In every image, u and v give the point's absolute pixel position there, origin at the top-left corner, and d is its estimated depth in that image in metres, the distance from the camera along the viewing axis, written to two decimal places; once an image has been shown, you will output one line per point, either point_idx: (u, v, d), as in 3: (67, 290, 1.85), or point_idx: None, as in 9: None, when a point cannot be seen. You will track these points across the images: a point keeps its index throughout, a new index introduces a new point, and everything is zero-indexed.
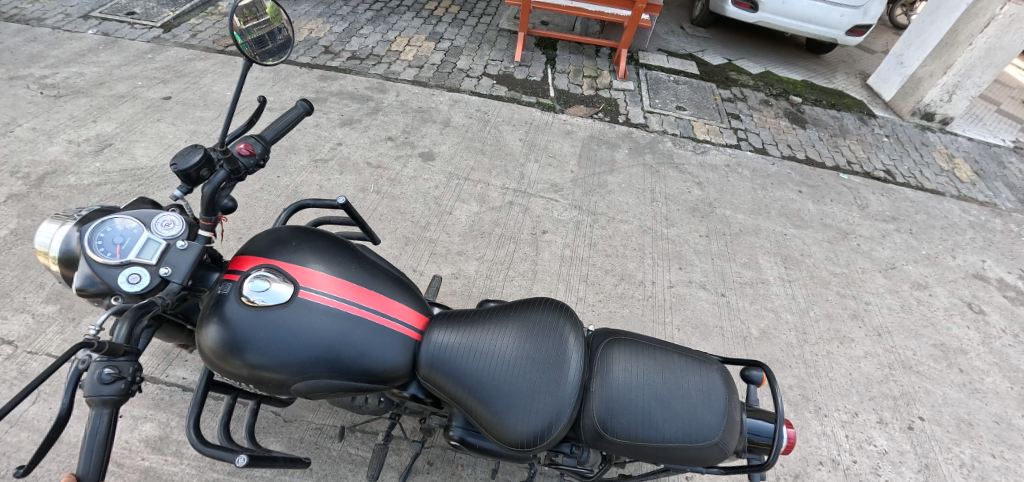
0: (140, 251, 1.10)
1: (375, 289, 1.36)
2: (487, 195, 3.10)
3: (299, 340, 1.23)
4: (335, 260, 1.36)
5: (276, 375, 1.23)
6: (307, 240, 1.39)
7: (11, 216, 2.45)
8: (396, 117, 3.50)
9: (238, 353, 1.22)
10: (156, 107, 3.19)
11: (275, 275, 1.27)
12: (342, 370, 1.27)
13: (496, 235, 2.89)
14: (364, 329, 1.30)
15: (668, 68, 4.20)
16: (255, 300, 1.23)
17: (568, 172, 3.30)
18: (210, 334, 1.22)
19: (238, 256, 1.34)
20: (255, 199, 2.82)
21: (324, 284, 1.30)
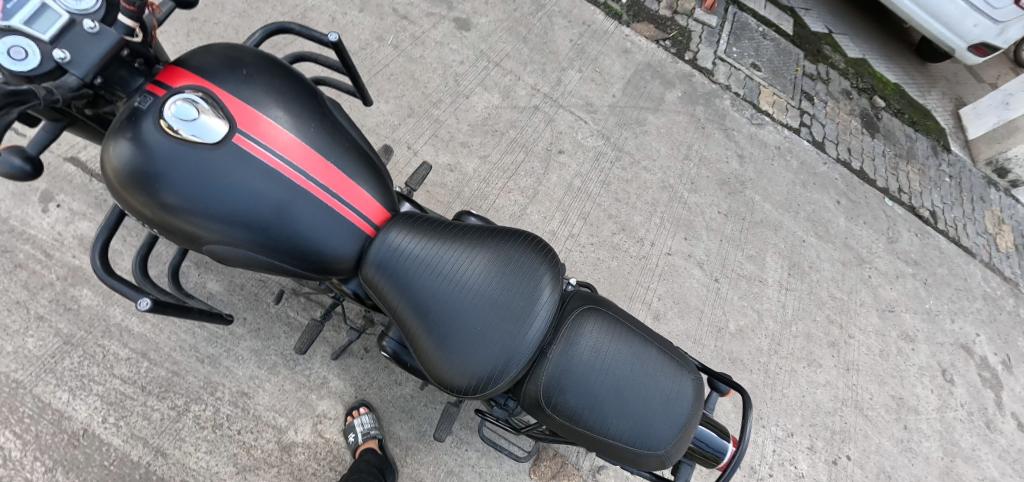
0: (33, 23, 1.02)
1: (330, 161, 1.21)
2: (513, 90, 2.78)
3: (227, 192, 1.09)
4: (293, 110, 1.20)
5: (200, 226, 1.11)
6: (274, 84, 1.22)
7: None
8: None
9: (154, 185, 1.08)
10: None
11: (214, 108, 1.11)
12: (270, 240, 1.14)
13: (508, 138, 2.64)
14: (305, 201, 1.16)
15: (761, 16, 3.64)
16: (180, 128, 1.08)
17: (610, 96, 2.95)
18: (126, 154, 1.08)
19: (172, 67, 1.18)
20: (256, 11, 2.49)
21: (274, 139, 1.15)
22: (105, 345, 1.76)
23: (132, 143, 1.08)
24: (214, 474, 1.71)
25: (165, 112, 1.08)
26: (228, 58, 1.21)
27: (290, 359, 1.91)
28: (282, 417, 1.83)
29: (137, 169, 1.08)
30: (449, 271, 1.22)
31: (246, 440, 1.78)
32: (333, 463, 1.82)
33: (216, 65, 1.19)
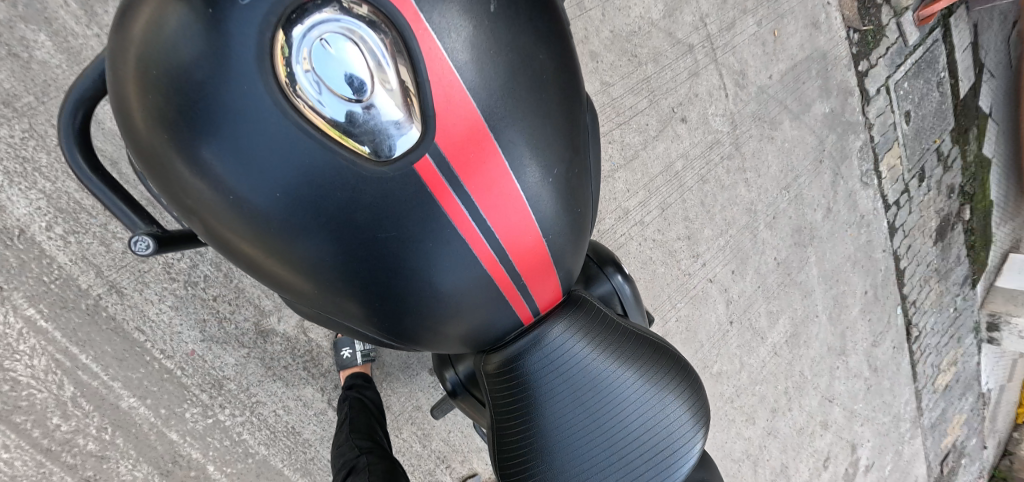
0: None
1: (525, 202, 0.66)
2: (680, 15, 2.25)
3: (340, 217, 0.56)
4: (515, 84, 0.60)
5: (284, 251, 0.60)
6: (512, 25, 0.60)
7: None
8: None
9: (211, 148, 0.52)
10: None
11: (400, 63, 0.52)
12: (377, 297, 0.66)
13: (644, 73, 2.16)
14: (463, 266, 0.65)
15: (951, 60, 3.11)
16: (314, 82, 0.49)
17: (768, 75, 2.50)
18: (173, 58, 0.51)
19: None
20: None
21: (473, 155, 0.58)
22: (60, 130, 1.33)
23: (187, 44, 0.50)
24: (174, 335, 1.47)
25: (299, 33, 0.49)
26: None
27: None
28: (268, 300, 1.59)
29: (186, 104, 0.51)
30: (580, 397, 0.88)
31: (220, 311, 1.52)
32: (307, 364, 1.65)
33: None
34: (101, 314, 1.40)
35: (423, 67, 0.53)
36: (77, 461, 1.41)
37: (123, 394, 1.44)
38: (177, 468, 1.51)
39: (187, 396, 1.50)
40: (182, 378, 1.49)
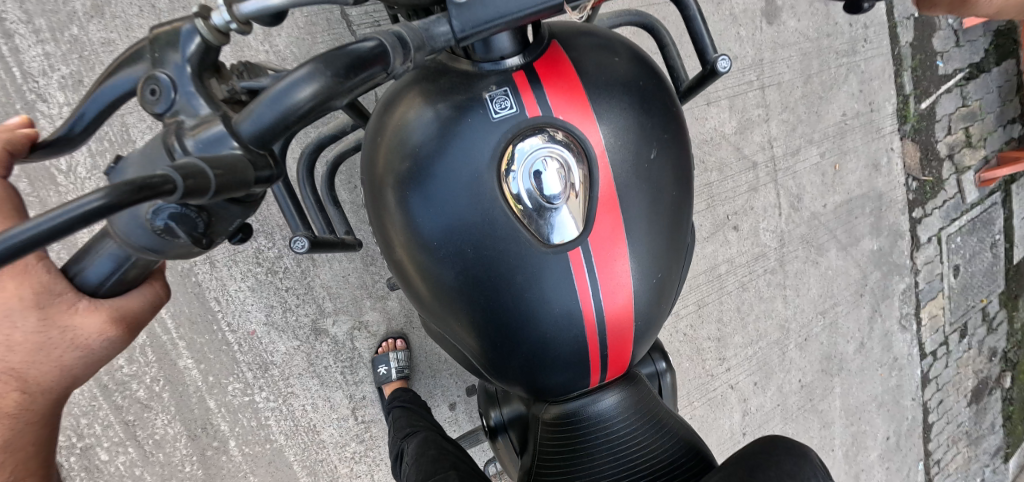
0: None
1: (625, 282, 0.99)
2: (750, 130, 2.48)
3: (480, 248, 0.92)
4: (651, 212, 0.98)
5: (439, 264, 0.96)
6: (658, 173, 0.99)
7: None
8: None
9: (421, 194, 0.94)
10: None
11: (581, 167, 0.89)
12: (484, 310, 0.98)
13: (706, 178, 2.41)
14: (558, 305, 0.96)
15: (1011, 226, 3.16)
16: (514, 174, 0.88)
17: (822, 203, 2.64)
18: (417, 142, 0.95)
19: (567, 76, 0.94)
20: None
21: (605, 240, 0.94)
22: None
23: (428, 137, 0.94)
24: (245, 312, 1.85)
25: (519, 147, 0.88)
26: (650, 129, 0.98)
27: None
28: (327, 301, 1.97)
29: (419, 168, 0.94)
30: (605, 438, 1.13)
31: (287, 300, 1.91)
32: (342, 366, 2.00)
33: (619, 102, 0.96)
34: (191, 280, 1.79)
35: (594, 181, 0.90)
36: (123, 404, 1.73)
37: (184, 355, 1.78)
38: (204, 435, 1.82)
39: (236, 370, 1.86)
40: (237, 353, 1.85)
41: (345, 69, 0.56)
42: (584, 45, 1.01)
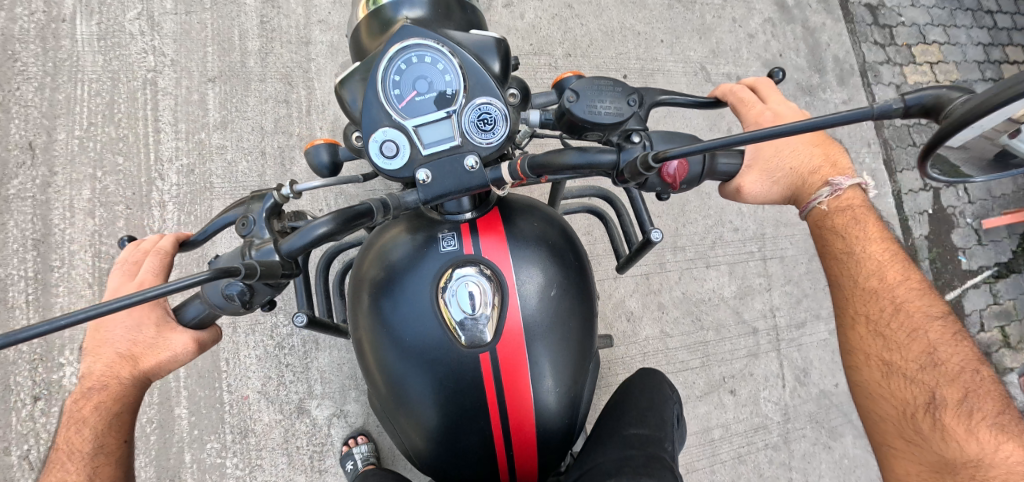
0: (425, 131, 1.00)
1: (526, 383, 1.27)
2: (753, 297, 2.54)
3: (421, 340, 1.24)
4: (551, 331, 1.30)
5: (388, 351, 1.28)
6: (559, 303, 1.33)
7: None
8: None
9: (386, 297, 1.28)
10: None
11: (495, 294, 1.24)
12: (418, 393, 1.26)
13: (701, 334, 2.46)
14: (473, 393, 1.24)
15: None
16: (448, 290, 1.22)
17: (833, 382, 2.52)
18: (392, 259, 1.32)
19: (499, 229, 1.33)
20: (622, 58, 2.45)
21: (511, 348, 1.24)
22: None
23: (397, 258, 1.32)
24: (245, 379, 2.14)
25: (454, 272, 1.24)
26: (555, 271, 1.34)
27: None
28: (317, 385, 2.21)
29: (387, 278, 1.31)
30: None
31: (283, 376, 2.18)
32: (314, 450, 2.15)
33: (534, 250, 1.33)
34: None
35: (505, 304, 1.24)
36: None
37: (182, 404, 2.06)
38: None
39: (220, 430, 2.08)
40: (226, 414, 2.09)
41: (352, 217, 0.97)
42: (518, 210, 1.42)
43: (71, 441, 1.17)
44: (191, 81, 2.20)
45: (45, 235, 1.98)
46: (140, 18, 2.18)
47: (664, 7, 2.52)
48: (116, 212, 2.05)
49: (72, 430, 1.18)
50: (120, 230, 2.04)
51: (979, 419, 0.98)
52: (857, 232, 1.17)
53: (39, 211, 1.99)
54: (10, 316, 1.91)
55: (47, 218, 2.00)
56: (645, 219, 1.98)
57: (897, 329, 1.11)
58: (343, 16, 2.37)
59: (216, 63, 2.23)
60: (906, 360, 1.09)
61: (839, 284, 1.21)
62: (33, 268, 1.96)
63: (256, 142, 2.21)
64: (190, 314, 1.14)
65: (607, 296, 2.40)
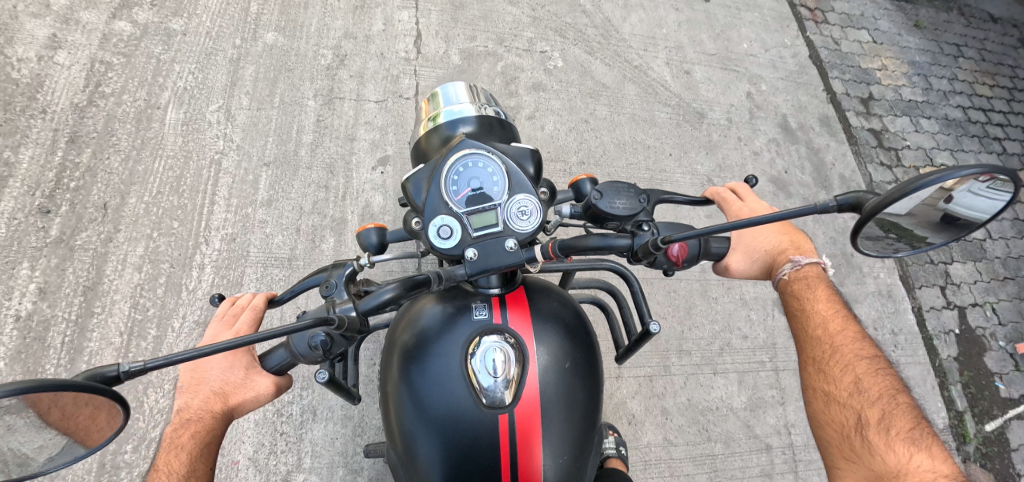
0: (473, 218, 1.27)
1: (539, 457, 1.26)
2: (764, 411, 2.42)
3: (446, 409, 1.25)
4: (564, 408, 1.31)
5: (411, 410, 1.30)
6: (571, 380, 1.34)
7: (528, 26, 2.81)
8: (834, 248, 2.56)
9: (414, 364, 1.32)
10: (698, 12, 2.88)
11: (516, 362, 1.25)
12: (437, 459, 1.26)
13: (709, 445, 2.32)
14: (486, 461, 1.23)
15: None
16: (473, 354, 1.25)
17: None
18: (422, 327, 1.38)
19: (524, 303, 1.38)
20: (631, 163, 2.62)
21: (527, 419, 1.25)
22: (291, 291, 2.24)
23: (430, 322, 1.37)
24: (239, 443, 2.15)
25: (481, 337, 1.27)
26: (570, 349, 1.37)
27: None
28: (307, 457, 2.19)
29: (419, 338, 1.35)
30: None
31: (276, 443, 2.19)
32: None
33: (552, 326, 1.37)
34: None
35: (525, 374, 1.26)
36: None
37: None
38: None
39: None
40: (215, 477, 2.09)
41: (411, 285, 1.11)
42: (541, 290, 1.48)
43: (167, 467, 1.21)
44: (249, 164, 2.50)
45: (95, 283, 2.19)
46: (219, 110, 2.50)
47: (673, 124, 2.71)
48: (160, 269, 2.26)
49: (168, 458, 1.22)
50: (160, 286, 2.24)
51: (895, 433, 1.05)
52: (810, 296, 1.29)
53: (95, 262, 2.21)
54: (43, 355, 2.04)
55: (100, 269, 2.22)
56: (645, 311, 1.98)
57: (834, 364, 1.20)
58: (386, 118, 2.65)
59: (272, 151, 2.54)
60: (838, 386, 1.17)
61: (801, 343, 1.28)
62: (76, 312, 2.14)
63: (294, 219, 2.46)
64: (274, 361, 1.22)
65: (607, 395, 2.33)
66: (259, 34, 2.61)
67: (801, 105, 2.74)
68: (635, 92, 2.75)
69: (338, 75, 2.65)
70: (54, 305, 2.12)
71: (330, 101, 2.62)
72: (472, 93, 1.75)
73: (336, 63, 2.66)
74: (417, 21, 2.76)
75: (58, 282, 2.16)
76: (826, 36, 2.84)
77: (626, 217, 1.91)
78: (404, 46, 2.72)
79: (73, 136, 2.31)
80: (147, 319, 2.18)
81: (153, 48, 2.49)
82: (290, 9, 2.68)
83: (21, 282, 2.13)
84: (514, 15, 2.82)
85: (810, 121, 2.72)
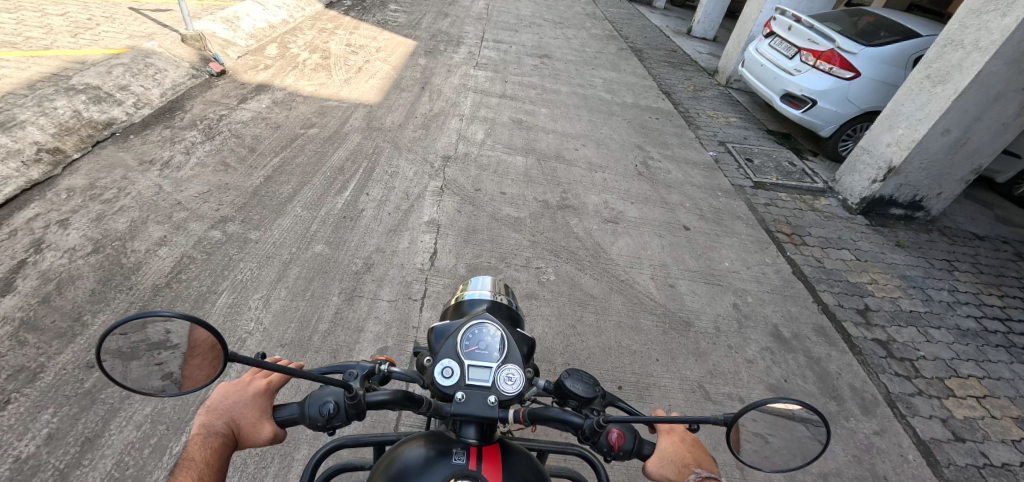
0: (472, 369, 1.23)
1: None
2: None
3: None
4: None
5: None
6: None
7: (528, 244, 3.22)
8: (862, 468, 2.05)
9: None
10: (684, 237, 3.23)
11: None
12: None
13: None
14: None
15: None
16: None
17: None
18: (398, 468, 1.17)
19: (504, 457, 1.21)
20: (616, 355, 2.46)
21: None
22: (268, 465, 1.99)
23: (404, 460, 1.19)
24: None
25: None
26: None
27: None
28: None
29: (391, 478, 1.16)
30: None
31: None
32: None
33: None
34: None
35: None
36: None
37: None
38: None
39: None
40: None
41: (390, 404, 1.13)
42: (518, 448, 1.30)
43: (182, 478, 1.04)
44: (268, 345, 2.60)
45: (96, 435, 2.08)
46: (260, 298, 2.81)
47: (659, 331, 2.61)
48: (155, 430, 2.13)
49: (181, 471, 1.05)
50: (150, 447, 2.08)
51: None
52: None
53: (105, 416, 2.14)
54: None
55: (107, 423, 2.12)
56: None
57: None
58: (394, 315, 2.86)
59: (291, 336, 2.66)
60: None
61: None
62: (67, 460, 2.00)
63: None
64: (283, 414, 1.16)
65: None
66: (311, 245, 3.19)
67: (792, 315, 2.70)
68: (625, 295, 2.83)
69: (363, 278, 3.04)
70: (53, 450, 2.00)
71: (351, 298, 2.91)
72: (504, 288, 1.61)
73: (363, 269, 3.10)
74: (435, 242, 3.31)
75: (67, 429, 2.08)
76: (807, 254, 3.08)
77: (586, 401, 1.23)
78: (420, 259, 3.19)
79: (143, 307, 2.62)
80: (123, 477, 1.98)
81: (230, 250, 3.05)
82: (340, 229, 3.32)
83: (37, 426, 2.07)
84: (517, 239, 3.28)
85: (804, 331, 2.61)
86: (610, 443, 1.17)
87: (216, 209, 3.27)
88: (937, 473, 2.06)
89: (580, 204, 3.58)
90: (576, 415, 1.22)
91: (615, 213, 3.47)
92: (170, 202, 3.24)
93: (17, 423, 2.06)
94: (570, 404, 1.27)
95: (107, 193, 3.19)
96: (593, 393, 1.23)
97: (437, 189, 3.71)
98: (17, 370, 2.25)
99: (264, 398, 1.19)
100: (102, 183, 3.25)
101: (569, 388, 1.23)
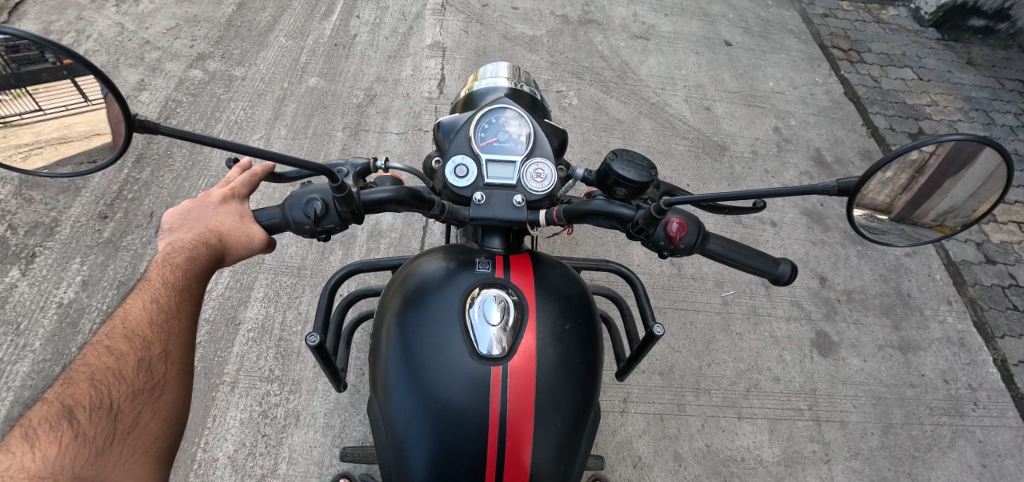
0: (492, 165, 1.09)
1: (532, 431, 0.95)
2: None
3: (438, 385, 0.96)
4: (571, 376, 1.02)
5: (396, 373, 1.01)
6: (580, 348, 1.05)
7: (546, 69, 2.86)
8: (887, 286, 2.08)
9: (406, 316, 1.03)
10: (727, 55, 2.87)
11: (515, 316, 0.98)
12: (434, 442, 0.94)
13: None
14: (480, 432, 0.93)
15: None
16: (476, 313, 0.97)
17: None
18: (416, 282, 1.08)
19: (534, 264, 1.11)
20: None
21: (524, 385, 0.95)
22: (304, 291, 2.01)
23: (425, 274, 1.09)
24: None
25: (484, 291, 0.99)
26: (579, 317, 1.08)
27: (306, 417, 1.76)
28: None
29: (413, 289, 1.07)
30: None
31: None
32: None
33: (559, 288, 1.09)
34: None
35: (518, 341, 0.97)
36: None
37: None
38: None
39: None
40: None
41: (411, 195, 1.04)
42: (549, 259, 1.19)
43: (127, 313, 0.96)
44: None
45: (130, 279, 2.02)
46: (260, 138, 2.58)
47: (692, 157, 2.45)
48: None
49: (134, 296, 0.98)
50: None
51: None
52: None
53: (133, 261, 2.06)
54: (71, 340, 1.85)
55: (138, 267, 2.05)
56: (647, 309, 1.32)
57: None
58: (405, 148, 2.66)
59: None
60: None
61: None
62: (109, 303, 1.96)
63: None
64: (264, 218, 1.03)
65: (607, 431, 1.69)
66: (304, 78, 2.86)
67: (838, 139, 2.51)
68: (658, 119, 2.60)
69: (367, 111, 2.77)
70: (94, 296, 1.96)
71: (357, 132, 2.68)
72: (524, 74, 1.38)
73: (366, 101, 2.81)
74: (443, 67, 2.97)
75: (100, 275, 2.01)
76: (863, 72, 2.78)
77: (641, 187, 1.08)
78: (428, 87, 2.89)
79: (139, 157, 2.35)
80: None
81: (217, 89, 2.74)
82: (333, 58, 2.96)
83: (70, 275, 1.99)
84: (534, 61, 2.91)
85: (848, 155, 2.46)
86: (669, 236, 1.03)
87: (190, 46, 2.88)
88: (961, 291, 2.10)
89: (605, 19, 3.14)
90: (625, 208, 1.05)
91: (646, 27, 3.06)
92: (137, 42, 2.84)
93: (49, 274, 1.98)
94: (617, 195, 1.12)
95: (66, 37, 2.77)
96: (647, 180, 1.08)
97: (438, 7, 3.24)
98: (34, 226, 2.10)
99: (233, 206, 1.04)
100: (57, 26, 2.80)
101: (620, 173, 1.07)
